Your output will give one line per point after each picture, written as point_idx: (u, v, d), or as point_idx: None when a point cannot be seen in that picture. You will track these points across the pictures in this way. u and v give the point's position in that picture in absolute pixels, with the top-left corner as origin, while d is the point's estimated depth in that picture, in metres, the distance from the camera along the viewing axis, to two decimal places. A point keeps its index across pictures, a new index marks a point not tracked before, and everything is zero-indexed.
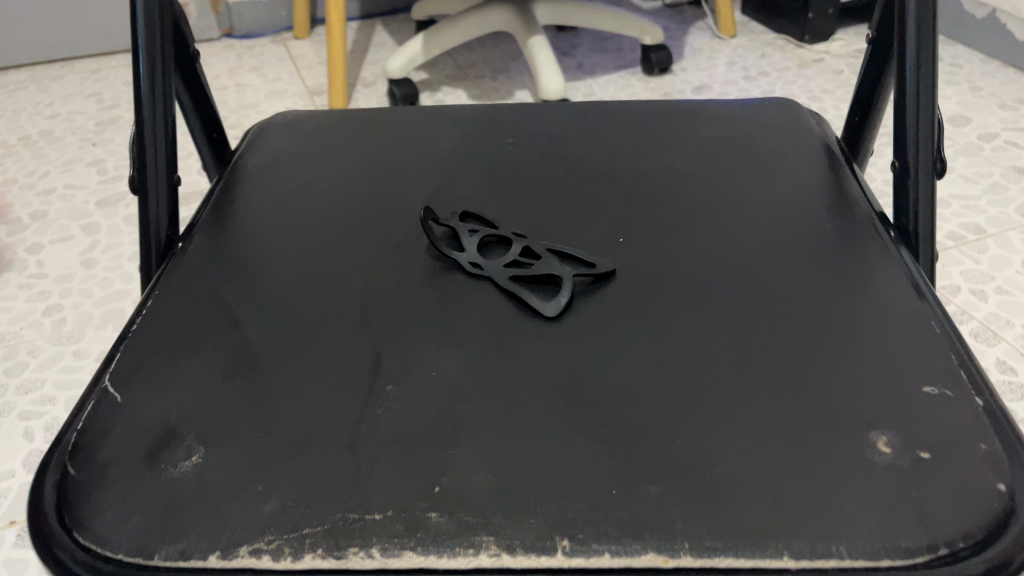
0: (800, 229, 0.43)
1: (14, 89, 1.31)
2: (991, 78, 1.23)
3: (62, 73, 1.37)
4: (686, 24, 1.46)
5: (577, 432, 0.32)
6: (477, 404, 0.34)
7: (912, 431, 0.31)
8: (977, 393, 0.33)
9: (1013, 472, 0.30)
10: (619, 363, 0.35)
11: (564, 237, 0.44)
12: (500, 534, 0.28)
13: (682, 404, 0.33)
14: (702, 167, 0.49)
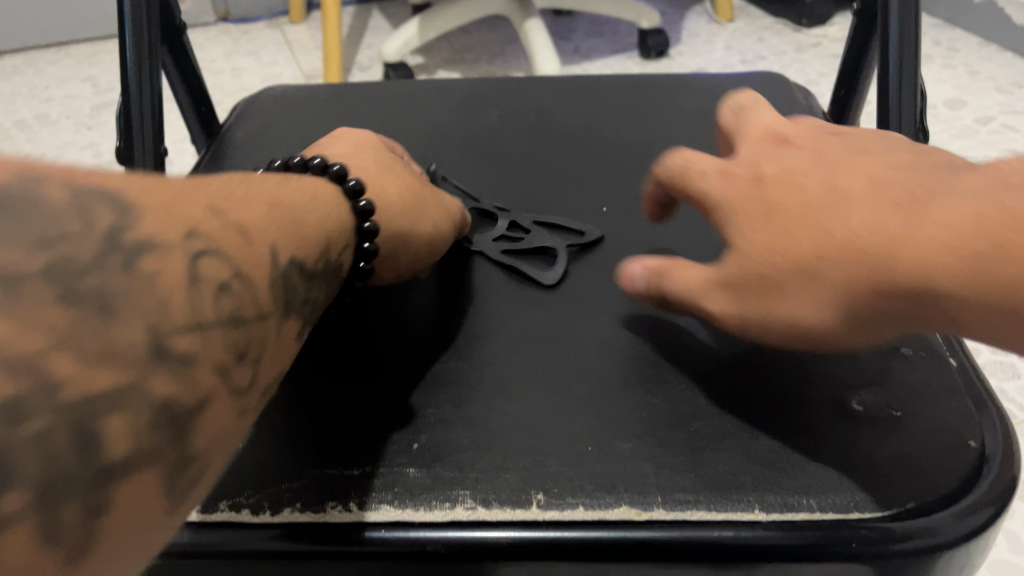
0: None
1: (10, 73, 1.32)
2: (988, 63, 1.23)
3: (58, 57, 1.37)
4: (684, 8, 1.46)
5: (559, 392, 0.33)
6: (461, 364, 0.34)
7: (887, 390, 0.32)
8: (951, 355, 0.34)
9: (983, 429, 0.31)
10: (601, 325, 0.36)
11: (549, 207, 0.44)
12: (477, 489, 0.29)
13: (664, 363, 0.34)
14: (689, 137, 0.49)
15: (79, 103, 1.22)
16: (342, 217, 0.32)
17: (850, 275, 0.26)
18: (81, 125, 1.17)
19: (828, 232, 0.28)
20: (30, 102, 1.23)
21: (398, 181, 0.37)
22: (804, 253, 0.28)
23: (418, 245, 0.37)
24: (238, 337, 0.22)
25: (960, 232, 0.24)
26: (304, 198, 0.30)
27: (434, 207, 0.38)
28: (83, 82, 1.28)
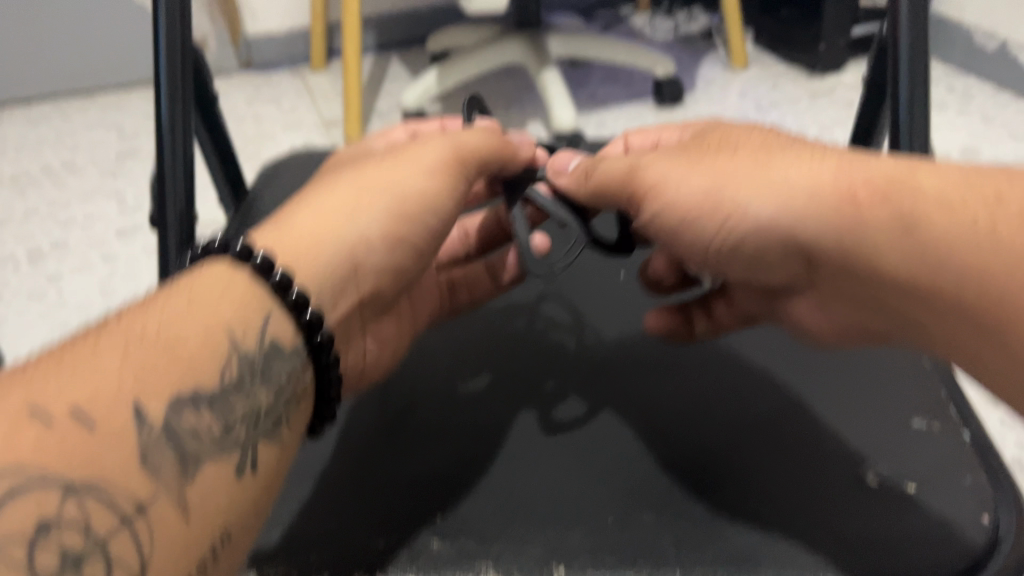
0: None
1: (38, 119, 1.35)
2: (1001, 110, 1.24)
3: (85, 104, 1.41)
4: (699, 54, 1.48)
5: (618, 468, 0.42)
6: (551, 440, 0.44)
7: (901, 465, 0.42)
8: (963, 428, 0.44)
9: (991, 501, 0.40)
10: (665, 407, 0.46)
11: (611, 316, 0.55)
12: (500, 564, 0.38)
13: (721, 440, 0.44)
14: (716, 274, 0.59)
15: (105, 150, 1.25)
16: (245, 287, 0.38)
17: (818, 213, 0.40)
18: (108, 172, 1.20)
19: (826, 166, 0.42)
20: (57, 149, 1.26)
21: (318, 213, 0.44)
22: (806, 169, 0.42)
23: (354, 261, 0.44)
24: (82, 564, 0.27)
25: (884, 197, 0.39)
26: (181, 306, 0.35)
27: (355, 220, 0.45)
28: (109, 130, 1.32)
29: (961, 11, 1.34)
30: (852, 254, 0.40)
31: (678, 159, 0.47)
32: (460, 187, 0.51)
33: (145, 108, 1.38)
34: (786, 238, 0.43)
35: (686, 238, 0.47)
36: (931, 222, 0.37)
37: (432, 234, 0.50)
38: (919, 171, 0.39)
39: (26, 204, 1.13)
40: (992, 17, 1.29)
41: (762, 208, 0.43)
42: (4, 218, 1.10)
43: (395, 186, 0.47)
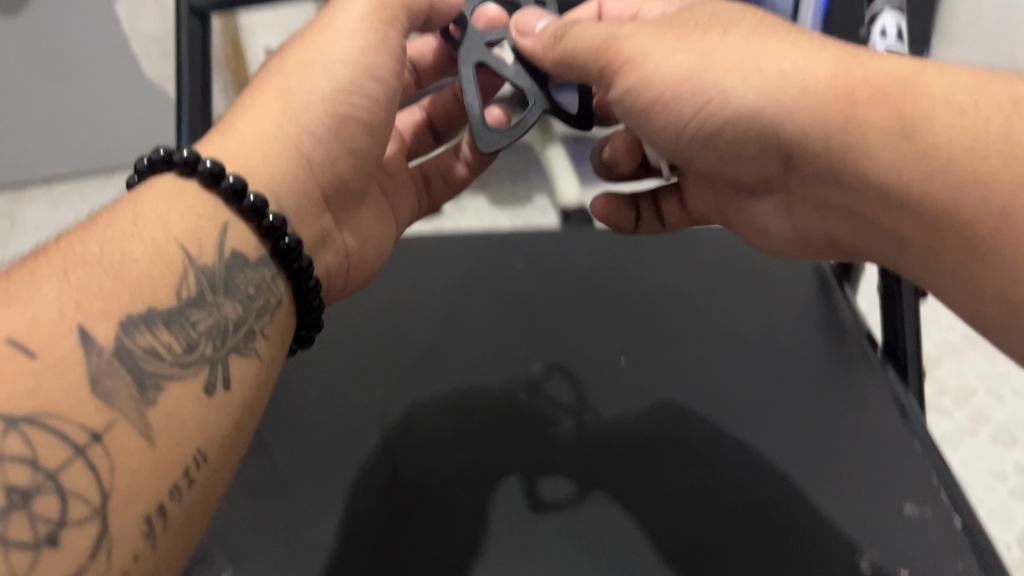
0: (801, 365, 0.67)
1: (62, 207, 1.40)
2: None
3: (108, 192, 1.46)
4: None
5: (663, 557, 0.54)
6: (591, 531, 0.55)
7: (893, 550, 0.53)
8: (947, 514, 0.54)
9: (965, 558, 0.52)
10: (698, 498, 0.57)
11: (629, 398, 0.65)
12: None
13: (739, 539, 0.55)
14: (713, 324, 0.71)
15: None
16: (196, 195, 0.46)
17: (821, 94, 0.50)
18: None
19: (825, 73, 0.51)
20: None
21: (263, 121, 0.57)
22: (775, 74, 0.52)
23: (300, 148, 0.57)
24: (69, 466, 0.33)
25: (869, 74, 0.49)
26: (125, 224, 0.42)
27: (298, 116, 0.58)
28: None
29: None
30: (840, 150, 0.50)
31: (668, 38, 0.57)
32: (388, 39, 0.63)
33: None
34: (767, 131, 0.54)
35: (691, 116, 0.57)
36: (925, 113, 0.47)
37: (372, 102, 0.62)
38: (919, 83, 0.48)
39: None
40: None
41: (750, 98, 0.53)
42: None
43: (321, 67, 0.60)
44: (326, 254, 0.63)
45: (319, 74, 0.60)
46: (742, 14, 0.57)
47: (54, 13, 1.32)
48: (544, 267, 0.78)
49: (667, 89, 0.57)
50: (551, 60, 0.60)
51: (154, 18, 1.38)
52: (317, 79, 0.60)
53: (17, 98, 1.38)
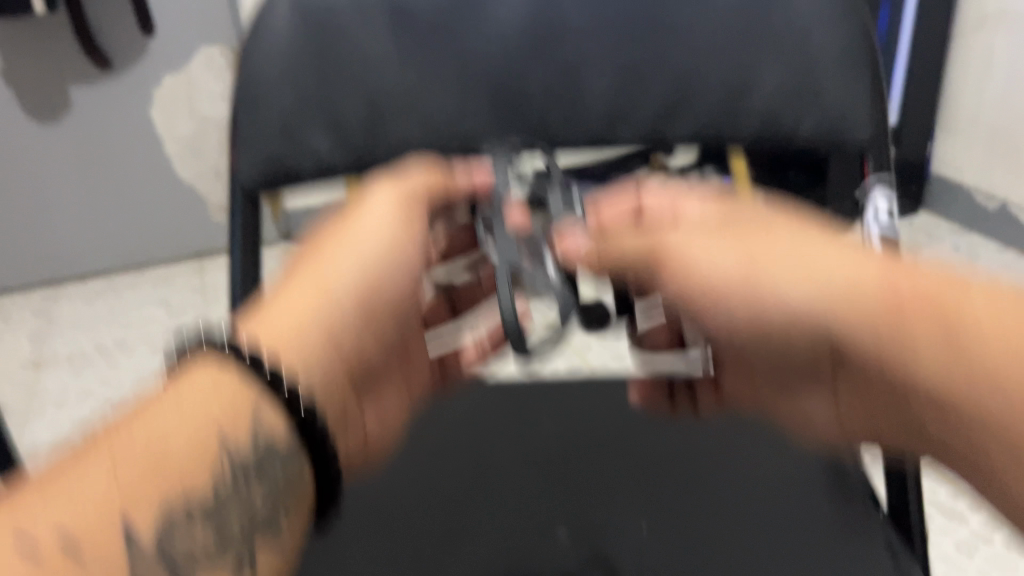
0: (828, 536, 0.49)
1: (94, 298, 1.45)
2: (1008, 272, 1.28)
3: (138, 281, 1.50)
4: None
5: None
6: None
7: None
8: None
9: None
10: None
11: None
12: None
13: None
14: (725, 482, 0.53)
15: (155, 326, 1.34)
16: (229, 391, 0.36)
17: (859, 312, 0.35)
18: (156, 348, 1.28)
19: (872, 268, 0.36)
20: (111, 328, 1.34)
21: (294, 299, 0.42)
22: (832, 266, 0.36)
23: (334, 331, 0.43)
24: None
25: (864, 298, 0.35)
26: (162, 416, 0.34)
27: (330, 294, 0.43)
28: (158, 306, 1.41)
29: (958, 173, 1.40)
30: (889, 356, 0.34)
31: (694, 230, 0.40)
32: (423, 214, 0.47)
33: (192, 283, 1.47)
34: (818, 330, 0.37)
35: (709, 315, 0.41)
36: (968, 326, 0.32)
37: (411, 282, 0.46)
38: (966, 296, 0.33)
39: (82, 387, 1.19)
40: (988, 181, 1.34)
41: (794, 298, 0.37)
42: (63, 399, 1.17)
43: (353, 245, 0.44)
44: (345, 438, 0.45)
45: (346, 249, 0.44)
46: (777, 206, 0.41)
47: (96, 119, 1.41)
48: (531, 432, 0.60)
49: (690, 289, 0.40)
50: (606, 266, 0.42)
51: (187, 122, 1.46)
52: (347, 256, 0.44)
53: (59, 197, 1.46)
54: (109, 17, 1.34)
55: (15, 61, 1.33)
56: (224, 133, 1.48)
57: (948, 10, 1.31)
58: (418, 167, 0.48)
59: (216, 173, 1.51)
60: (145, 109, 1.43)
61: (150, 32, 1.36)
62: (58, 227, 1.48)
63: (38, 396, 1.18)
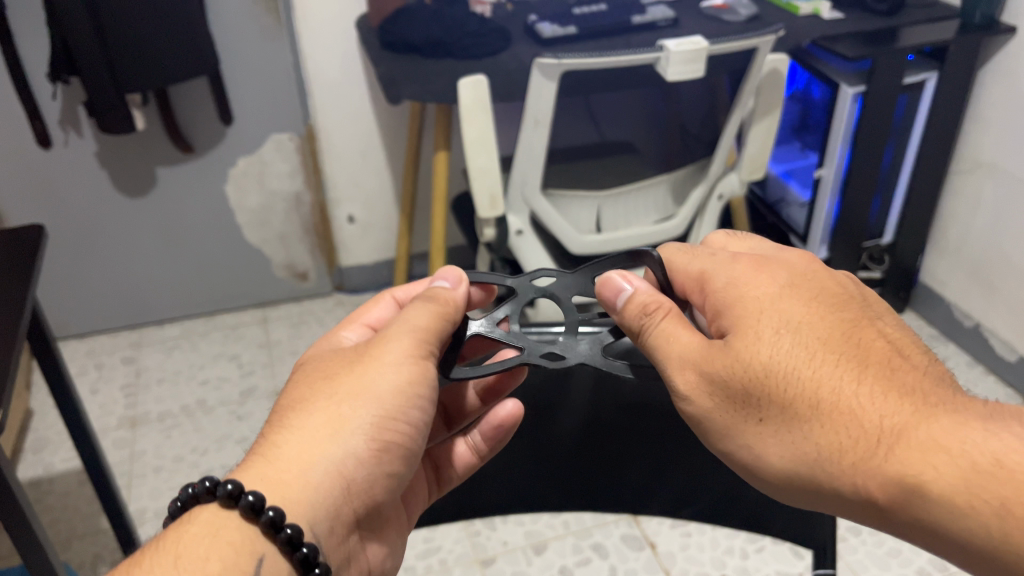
0: None
1: (172, 347, 1.68)
2: (973, 388, 1.48)
3: (208, 329, 1.73)
4: None
5: None
6: None
7: None
8: None
9: None
10: None
11: None
12: None
13: None
14: None
15: (229, 387, 1.55)
16: (236, 530, 0.51)
17: (827, 478, 0.50)
18: (233, 414, 1.49)
19: (843, 453, 0.49)
20: (190, 384, 1.57)
21: (311, 444, 0.55)
22: (829, 429, 0.50)
23: (345, 476, 0.55)
24: None
25: (830, 487, 0.50)
26: (169, 564, 0.48)
27: (332, 445, 0.55)
28: (229, 362, 1.62)
29: (942, 287, 1.59)
30: (884, 527, 0.49)
31: (720, 403, 0.55)
32: (428, 370, 0.59)
33: (257, 336, 1.70)
34: (809, 490, 0.52)
35: (743, 457, 0.55)
36: (928, 492, 0.45)
37: (413, 426, 0.59)
38: (925, 474, 0.46)
39: (174, 449, 1.42)
40: (966, 302, 1.54)
41: (784, 457, 0.52)
42: (159, 462, 1.39)
43: (371, 394, 0.57)
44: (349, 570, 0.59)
45: (367, 401, 0.57)
46: (798, 317, 0.54)
47: (178, 194, 1.58)
48: None
49: (738, 430, 0.54)
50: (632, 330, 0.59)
51: (257, 197, 1.62)
52: (366, 405, 0.57)
53: (144, 255, 1.64)
54: (193, 111, 1.48)
55: (110, 150, 1.48)
56: (289, 205, 1.65)
57: (949, 154, 1.46)
58: (421, 304, 0.61)
59: (279, 238, 1.70)
60: (220, 186, 1.59)
61: (229, 123, 1.50)
62: (142, 279, 1.68)
63: (137, 459, 1.40)
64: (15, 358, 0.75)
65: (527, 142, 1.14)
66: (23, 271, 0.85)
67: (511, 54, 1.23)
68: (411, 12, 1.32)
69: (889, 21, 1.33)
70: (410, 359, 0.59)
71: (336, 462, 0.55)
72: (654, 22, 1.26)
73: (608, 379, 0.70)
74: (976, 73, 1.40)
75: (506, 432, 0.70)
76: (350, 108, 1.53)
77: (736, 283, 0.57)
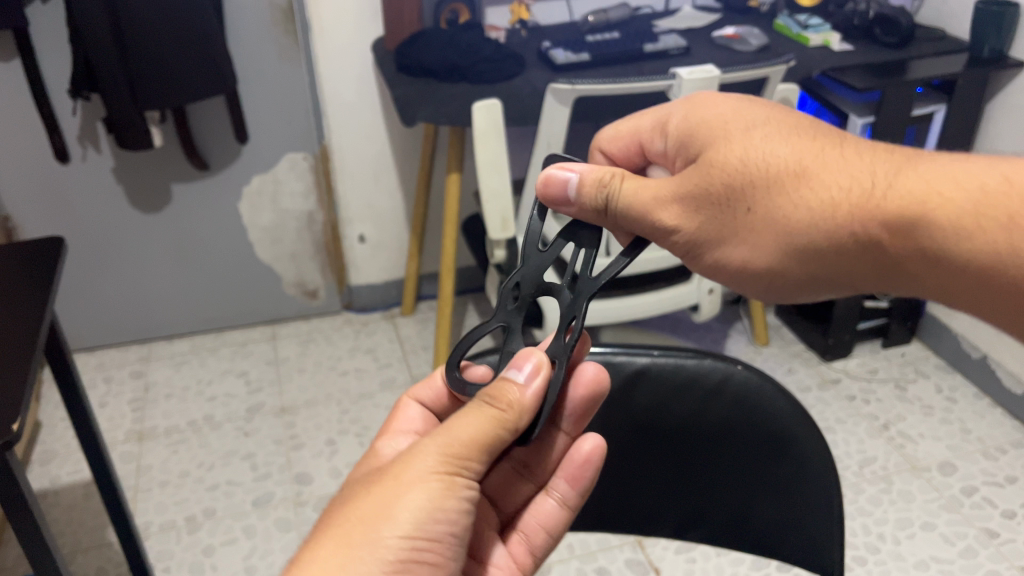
0: None
1: (180, 362, 1.69)
2: (980, 420, 1.48)
3: (217, 345, 1.74)
4: (727, 323, 1.74)
5: None
6: None
7: None
8: None
9: None
10: None
11: None
12: None
13: None
14: None
15: (236, 403, 1.56)
16: None
17: (824, 238, 0.56)
18: (240, 430, 1.49)
19: (838, 210, 0.55)
20: (198, 400, 1.58)
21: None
22: (818, 193, 0.55)
23: None
24: None
25: (829, 246, 0.56)
26: None
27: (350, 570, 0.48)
28: (237, 379, 1.63)
29: (950, 318, 1.60)
30: (881, 266, 0.55)
31: (711, 215, 0.59)
32: (461, 485, 0.52)
33: (265, 353, 1.71)
34: (808, 260, 0.57)
35: (739, 260, 0.60)
36: (931, 219, 0.51)
37: (444, 540, 0.51)
38: (927, 193, 0.52)
39: (179, 465, 1.42)
40: (974, 334, 1.54)
41: (779, 233, 0.57)
42: (166, 477, 1.39)
43: (390, 516, 0.50)
44: None
45: (387, 523, 0.50)
46: (762, 119, 0.59)
47: (191, 210, 1.59)
48: None
49: (735, 231, 0.59)
50: (593, 204, 0.60)
51: (270, 216, 1.64)
52: (388, 530, 0.49)
53: (156, 271, 1.66)
54: (210, 129, 1.50)
55: (126, 165, 1.50)
56: (301, 224, 1.67)
57: None
58: (467, 414, 0.53)
59: (291, 256, 1.71)
60: (233, 203, 1.60)
61: (244, 141, 1.52)
62: (153, 293, 1.69)
63: (144, 473, 1.40)
64: (34, 367, 0.76)
65: (539, 165, 1.15)
66: (42, 282, 0.87)
67: (525, 80, 1.25)
68: (427, 36, 1.34)
69: (898, 55, 1.35)
70: (438, 475, 0.51)
71: None
72: (666, 51, 1.28)
73: (621, 400, 0.72)
74: (985, 107, 1.41)
75: (594, 470, 0.63)
76: (364, 130, 1.56)
77: (690, 112, 0.61)
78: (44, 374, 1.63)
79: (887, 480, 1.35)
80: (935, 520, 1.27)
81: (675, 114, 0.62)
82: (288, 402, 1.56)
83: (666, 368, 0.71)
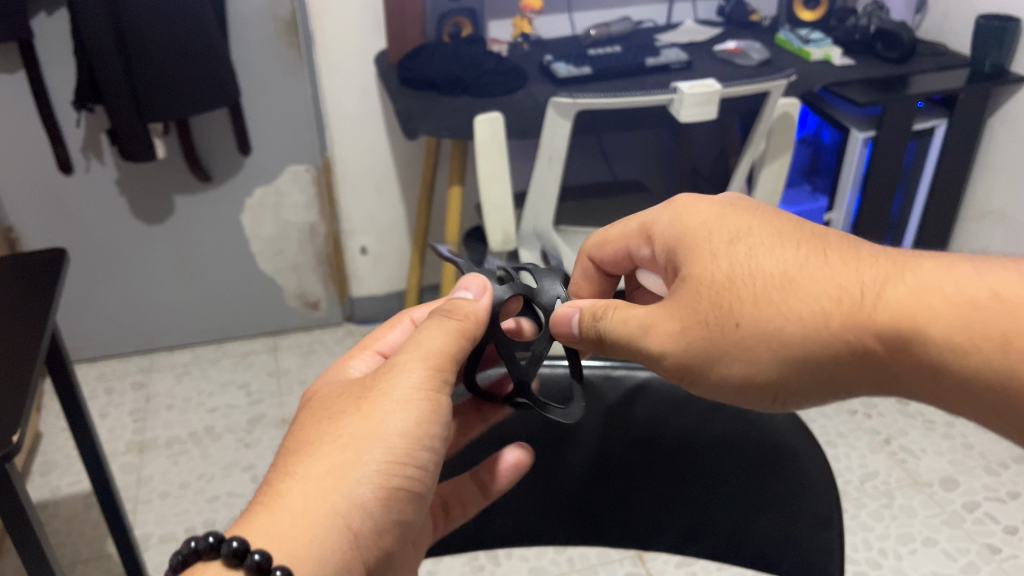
0: None
1: (182, 373, 1.69)
2: (982, 434, 1.47)
3: (218, 356, 1.74)
4: None
5: None
6: None
7: None
8: None
9: None
10: None
11: None
12: None
13: None
14: None
15: (238, 414, 1.56)
16: None
17: (824, 350, 0.52)
18: (241, 442, 1.49)
19: (834, 322, 0.51)
20: (199, 411, 1.58)
21: (311, 489, 0.49)
22: (801, 304, 0.52)
23: (351, 525, 0.49)
24: None
25: (827, 355, 0.52)
26: None
27: (348, 481, 0.49)
28: (238, 390, 1.63)
29: None
30: (883, 375, 0.52)
31: (692, 339, 0.55)
32: (441, 402, 0.53)
33: (266, 365, 1.71)
34: (808, 374, 0.53)
35: (734, 375, 0.55)
36: (928, 335, 0.49)
37: (426, 465, 0.53)
38: (920, 311, 0.49)
39: (179, 476, 1.42)
40: None
41: (773, 352, 0.53)
42: (166, 488, 1.39)
43: (377, 436, 0.51)
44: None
45: (374, 442, 0.51)
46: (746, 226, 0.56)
47: (193, 222, 1.60)
48: None
49: (721, 348, 0.54)
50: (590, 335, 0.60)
51: (272, 227, 1.64)
52: (372, 449, 0.50)
53: (159, 282, 1.66)
54: (213, 141, 1.50)
55: (129, 176, 1.50)
56: (303, 236, 1.67)
57: (959, 200, 1.48)
58: (435, 327, 0.55)
59: (293, 268, 1.71)
60: (236, 215, 1.61)
61: (246, 153, 1.52)
62: (155, 304, 1.69)
63: (144, 484, 1.40)
64: (35, 379, 0.76)
65: (540, 178, 1.15)
66: (44, 293, 0.87)
67: (526, 93, 1.25)
68: (430, 49, 1.35)
69: (898, 69, 1.36)
70: (421, 394, 0.53)
71: (340, 515, 0.49)
72: (668, 64, 1.29)
73: (620, 415, 0.72)
74: (986, 122, 1.42)
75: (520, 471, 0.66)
76: (366, 142, 1.56)
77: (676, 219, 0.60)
78: (45, 385, 1.64)
79: (890, 495, 1.35)
80: (937, 535, 1.27)
81: (662, 222, 0.61)
82: (290, 414, 1.55)
83: (665, 384, 0.71)
